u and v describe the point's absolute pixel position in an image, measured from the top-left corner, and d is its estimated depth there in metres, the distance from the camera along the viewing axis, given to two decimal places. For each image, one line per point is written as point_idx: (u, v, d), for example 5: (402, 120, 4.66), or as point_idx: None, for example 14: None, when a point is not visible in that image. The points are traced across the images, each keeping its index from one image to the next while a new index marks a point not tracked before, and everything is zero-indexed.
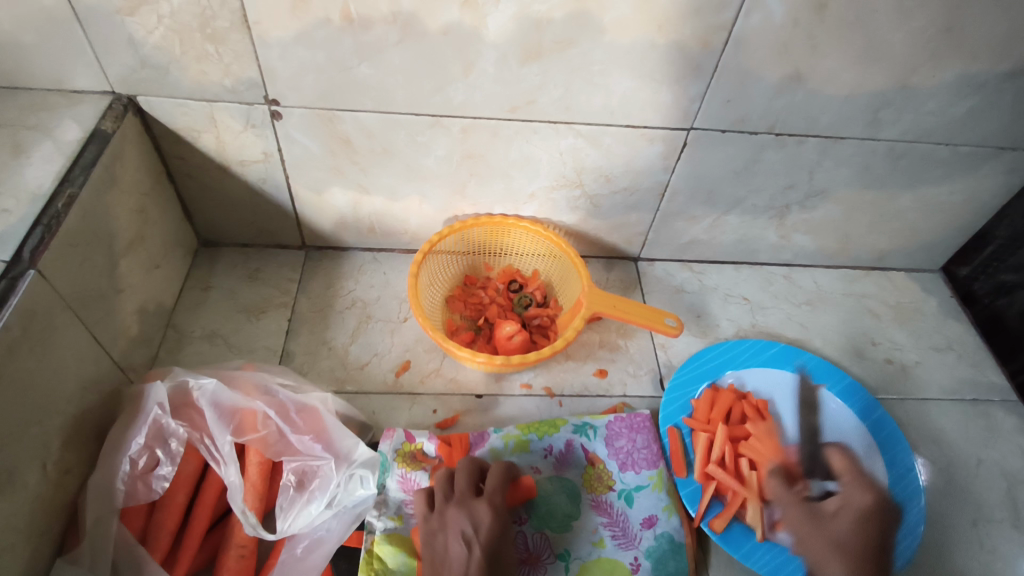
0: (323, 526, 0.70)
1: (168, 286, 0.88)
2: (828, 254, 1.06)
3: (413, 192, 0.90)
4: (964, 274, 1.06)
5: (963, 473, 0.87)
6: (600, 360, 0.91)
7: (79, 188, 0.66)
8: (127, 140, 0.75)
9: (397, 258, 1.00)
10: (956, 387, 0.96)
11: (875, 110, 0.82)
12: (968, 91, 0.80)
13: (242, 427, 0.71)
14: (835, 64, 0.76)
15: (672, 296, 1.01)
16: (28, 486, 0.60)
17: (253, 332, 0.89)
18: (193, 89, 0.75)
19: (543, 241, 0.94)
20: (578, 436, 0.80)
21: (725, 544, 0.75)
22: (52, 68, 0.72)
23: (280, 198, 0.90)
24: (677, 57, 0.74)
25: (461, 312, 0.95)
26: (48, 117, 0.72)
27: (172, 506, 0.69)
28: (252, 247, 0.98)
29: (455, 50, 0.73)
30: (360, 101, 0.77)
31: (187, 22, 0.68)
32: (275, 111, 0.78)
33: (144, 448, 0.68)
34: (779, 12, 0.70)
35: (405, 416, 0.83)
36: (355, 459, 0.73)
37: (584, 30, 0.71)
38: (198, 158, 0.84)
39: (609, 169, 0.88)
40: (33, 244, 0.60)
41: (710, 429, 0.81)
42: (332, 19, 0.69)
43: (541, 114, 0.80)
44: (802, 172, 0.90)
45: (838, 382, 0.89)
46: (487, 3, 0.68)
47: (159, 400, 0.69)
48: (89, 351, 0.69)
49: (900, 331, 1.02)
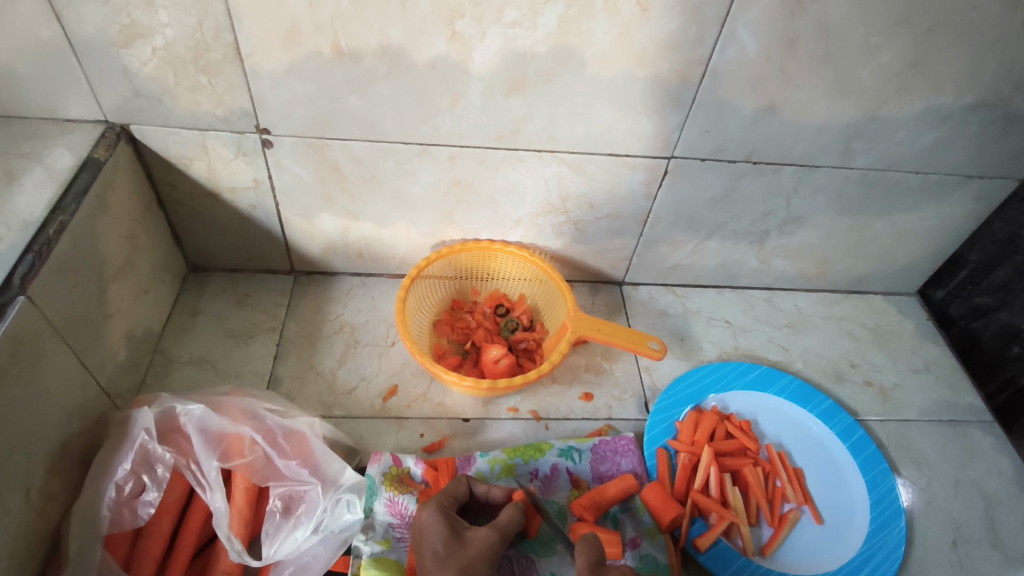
0: (309, 551, 0.69)
1: (156, 311, 0.88)
2: (807, 278, 1.09)
3: (402, 219, 0.92)
4: (940, 297, 1.09)
5: (942, 493, 0.88)
6: (586, 384, 0.92)
7: (70, 216, 0.67)
8: (119, 167, 0.77)
9: (385, 282, 1.01)
10: (935, 409, 0.98)
11: (848, 139, 0.85)
12: (936, 122, 0.83)
13: (229, 452, 0.70)
14: (807, 98, 0.79)
15: (656, 319, 1.03)
16: (11, 513, 0.60)
17: (241, 356, 0.89)
18: (186, 117, 0.77)
19: (529, 266, 0.96)
20: (564, 459, 0.81)
21: (710, 565, 0.75)
22: (47, 97, 0.74)
23: (269, 224, 0.92)
24: (658, 89, 0.77)
25: (448, 336, 0.96)
26: (41, 146, 0.73)
27: (158, 532, 0.68)
28: (241, 272, 0.99)
29: (442, 82, 0.75)
30: (350, 130, 0.80)
31: (182, 54, 0.70)
32: (266, 140, 0.80)
33: (130, 473, 0.68)
34: (753, 49, 0.74)
35: (391, 440, 0.83)
36: (342, 484, 0.73)
37: (567, 63, 0.74)
38: (189, 185, 0.85)
39: (592, 197, 0.90)
40: (23, 271, 0.61)
41: (695, 450, 0.83)
42: (323, 52, 0.71)
43: (525, 143, 0.82)
44: (780, 199, 0.93)
45: (817, 404, 0.92)
46: (473, 38, 0.71)
47: (146, 426, 0.68)
48: (75, 376, 0.69)
49: (878, 354, 1.04)
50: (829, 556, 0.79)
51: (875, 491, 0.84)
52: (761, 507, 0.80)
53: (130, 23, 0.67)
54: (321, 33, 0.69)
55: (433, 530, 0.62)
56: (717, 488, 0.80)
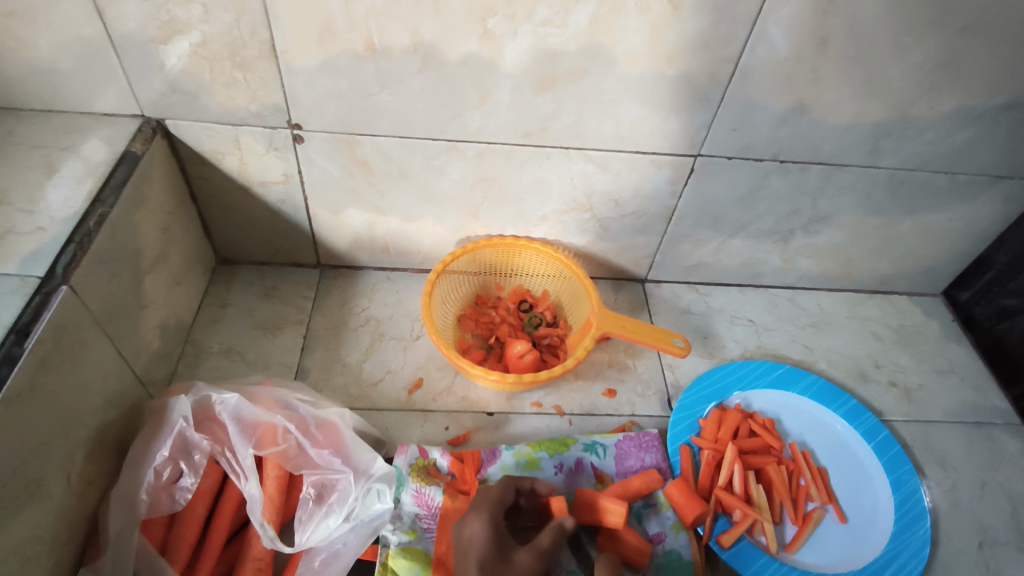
0: (341, 539, 0.71)
1: (188, 302, 0.90)
2: (831, 277, 1.08)
3: (428, 214, 0.93)
4: (965, 298, 1.08)
5: (968, 496, 0.88)
6: (609, 380, 0.92)
7: (110, 208, 0.69)
8: (155, 161, 0.78)
9: (410, 277, 1.02)
10: (960, 410, 0.97)
11: (876, 139, 0.85)
12: (967, 122, 0.83)
13: (262, 441, 0.72)
14: (837, 96, 0.79)
15: (679, 317, 1.03)
16: (54, 496, 0.62)
17: (270, 348, 0.91)
18: (220, 113, 0.78)
19: (553, 262, 0.97)
20: (589, 454, 0.81)
21: (733, 562, 0.76)
22: (87, 92, 0.76)
23: (298, 218, 0.93)
24: (686, 87, 0.77)
25: (472, 331, 0.97)
26: (81, 139, 0.75)
27: (193, 518, 0.69)
28: (269, 265, 1.00)
29: (472, 78, 0.76)
30: (380, 127, 0.81)
31: (218, 50, 0.71)
32: (298, 135, 0.81)
33: (168, 460, 0.69)
34: (784, 47, 0.73)
35: (417, 432, 0.84)
36: (373, 473, 0.74)
37: (596, 60, 0.74)
38: (221, 179, 0.87)
39: (617, 194, 0.91)
40: (65, 262, 0.63)
41: (719, 447, 0.83)
42: (356, 49, 0.72)
43: (553, 140, 0.83)
44: (807, 198, 0.93)
45: (842, 404, 0.91)
46: (504, 35, 0.71)
47: (183, 413, 0.70)
48: (113, 364, 0.71)
49: (903, 354, 1.03)
50: (852, 556, 0.79)
51: (900, 492, 0.84)
52: (785, 506, 0.80)
53: (169, 20, 0.69)
54: (355, 31, 0.70)
55: (483, 544, 0.62)
56: (741, 486, 0.80)
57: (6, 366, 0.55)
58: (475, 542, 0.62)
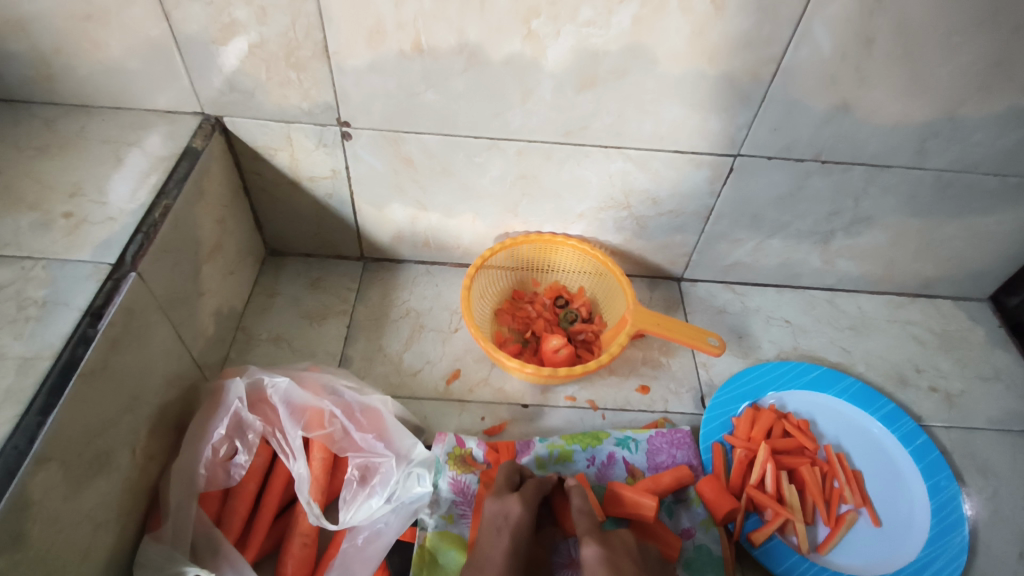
0: (382, 519, 0.74)
1: (239, 291, 0.95)
2: (873, 280, 1.07)
3: (468, 210, 0.95)
4: (1014, 304, 1.05)
5: (1009, 504, 0.86)
6: (643, 376, 0.94)
7: (173, 200, 0.73)
8: (214, 156, 0.83)
9: (449, 271, 1.05)
10: (1004, 418, 0.95)
11: (923, 139, 0.83)
12: (1019, 122, 0.81)
13: (310, 424, 0.76)
14: (882, 97, 0.78)
15: (714, 316, 1.03)
16: (121, 468, 0.66)
17: (316, 336, 0.95)
18: (274, 111, 0.82)
19: (590, 259, 0.98)
20: (621, 448, 0.83)
21: (764, 560, 0.76)
22: (152, 90, 0.80)
23: (344, 213, 0.97)
24: (727, 86, 0.78)
25: (509, 324, 0.99)
26: (147, 136, 0.80)
27: (245, 493, 0.74)
28: (314, 257, 1.04)
29: (515, 78, 0.78)
30: (425, 124, 0.83)
31: (275, 51, 0.75)
32: (346, 132, 0.84)
33: (224, 437, 0.74)
34: (828, 46, 0.73)
35: (454, 421, 0.87)
36: (413, 458, 0.77)
37: (637, 61, 0.75)
38: (273, 174, 0.91)
39: (655, 192, 0.91)
40: (134, 250, 0.67)
41: (751, 446, 0.83)
42: (404, 50, 0.75)
43: (593, 138, 0.84)
44: (848, 199, 0.92)
45: (880, 408, 0.90)
46: (547, 36, 0.73)
47: (238, 394, 0.74)
48: (174, 347, 0.75)
49: (945, 359, 1.02)
50: (886, 559, 0.78)
51: (938, 498, 0.83)
52: (818, 507, 0.80)
53: (229, 22, 0.72)
54: (404, 31, 0.73)
55: (523, 529, 0.69)
56: (773, 485, 0.80)
57: (82, 345, 0.60)
58: (517, 530, 0.69)
